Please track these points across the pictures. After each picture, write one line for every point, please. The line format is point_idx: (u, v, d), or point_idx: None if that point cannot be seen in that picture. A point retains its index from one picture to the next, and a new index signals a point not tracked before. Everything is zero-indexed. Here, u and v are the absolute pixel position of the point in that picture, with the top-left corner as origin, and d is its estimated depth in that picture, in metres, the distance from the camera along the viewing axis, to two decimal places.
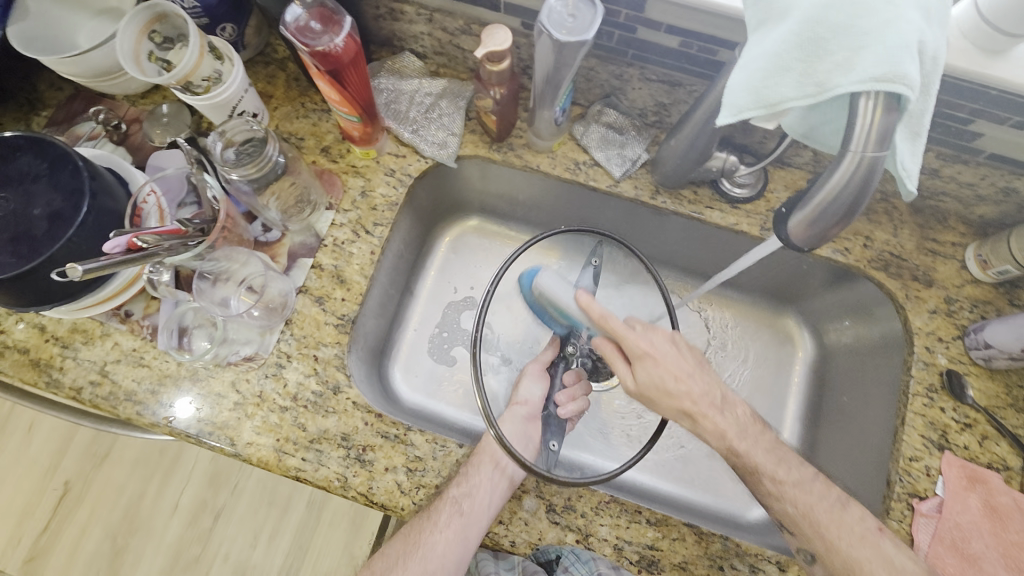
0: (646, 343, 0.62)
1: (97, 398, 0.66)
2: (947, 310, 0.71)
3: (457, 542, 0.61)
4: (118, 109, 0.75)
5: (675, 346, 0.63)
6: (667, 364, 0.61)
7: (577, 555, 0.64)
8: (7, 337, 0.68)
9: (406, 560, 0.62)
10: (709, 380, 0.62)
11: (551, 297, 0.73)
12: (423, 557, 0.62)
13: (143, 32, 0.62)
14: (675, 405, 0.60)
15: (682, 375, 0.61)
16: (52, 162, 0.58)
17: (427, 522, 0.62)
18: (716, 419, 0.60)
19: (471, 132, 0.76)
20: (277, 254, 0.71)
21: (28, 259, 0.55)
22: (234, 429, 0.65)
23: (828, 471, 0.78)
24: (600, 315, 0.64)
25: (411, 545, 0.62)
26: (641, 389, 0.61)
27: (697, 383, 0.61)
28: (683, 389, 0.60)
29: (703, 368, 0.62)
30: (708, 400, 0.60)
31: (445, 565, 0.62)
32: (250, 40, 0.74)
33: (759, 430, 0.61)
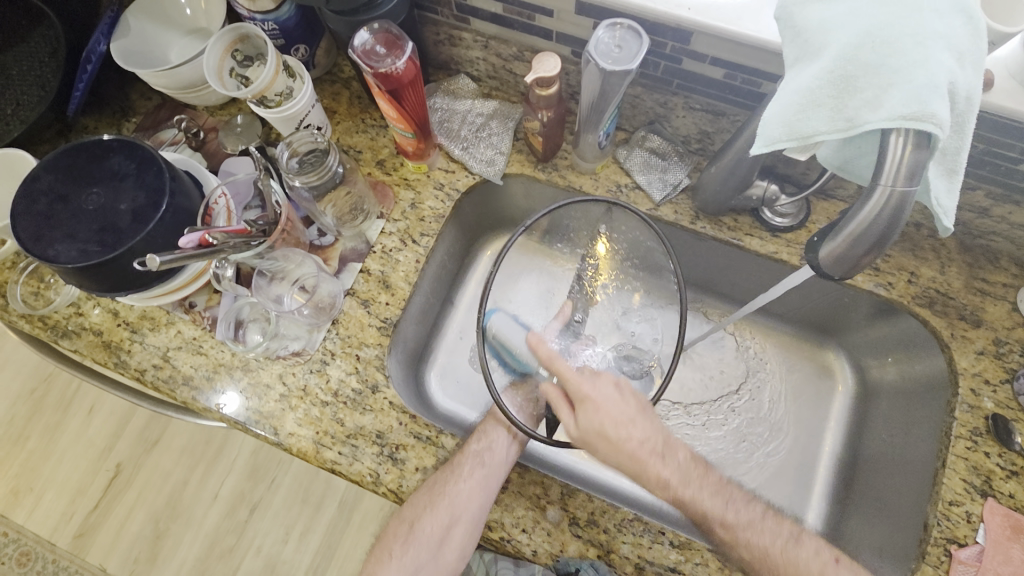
0: (588, 387, 0.61)
1: (158, 380, 0.71)
2: (995, 352, 0.69)
3: (482, 488, 0.64)
4: (198, 118, 0.82)
5: (618, 394, 0.61)
6: (606, 407, 0.60)
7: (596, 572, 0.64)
8: (85, 319, 0.74)
9: (434, 508, 0.63)
10: (653, 427, 0.61)
11: (504, 340, 0.67)
12: (449, 505, 0.63)
13: (227, 50, 0.69)
14: (614, 450, 0.59)
15: (623, 421, 0.60)
16: (139, 164, 0.65)
17: (451, 472, 0.64)
18: (657, 468, 0.60)
19: (518, 151, 0.80)
20: (329, 258, 0.75)
21: (112, 248, 0.61)
22: (278, 419, 0.69)
23: (863, 509, 0.76)
24: (547, 357, 0.62)
25: (437, 493, 0.64)
26: (582, 434, 0.60)
27: (639, 429, 0.60)
28: (624, 435, 0.59)
29: (646, 414, 0.61)
30: (652, 448, 0.60)
31: (471, 512, 0.63)
32: (320, 59, 0.80)
33: (703, 474, 0.61)
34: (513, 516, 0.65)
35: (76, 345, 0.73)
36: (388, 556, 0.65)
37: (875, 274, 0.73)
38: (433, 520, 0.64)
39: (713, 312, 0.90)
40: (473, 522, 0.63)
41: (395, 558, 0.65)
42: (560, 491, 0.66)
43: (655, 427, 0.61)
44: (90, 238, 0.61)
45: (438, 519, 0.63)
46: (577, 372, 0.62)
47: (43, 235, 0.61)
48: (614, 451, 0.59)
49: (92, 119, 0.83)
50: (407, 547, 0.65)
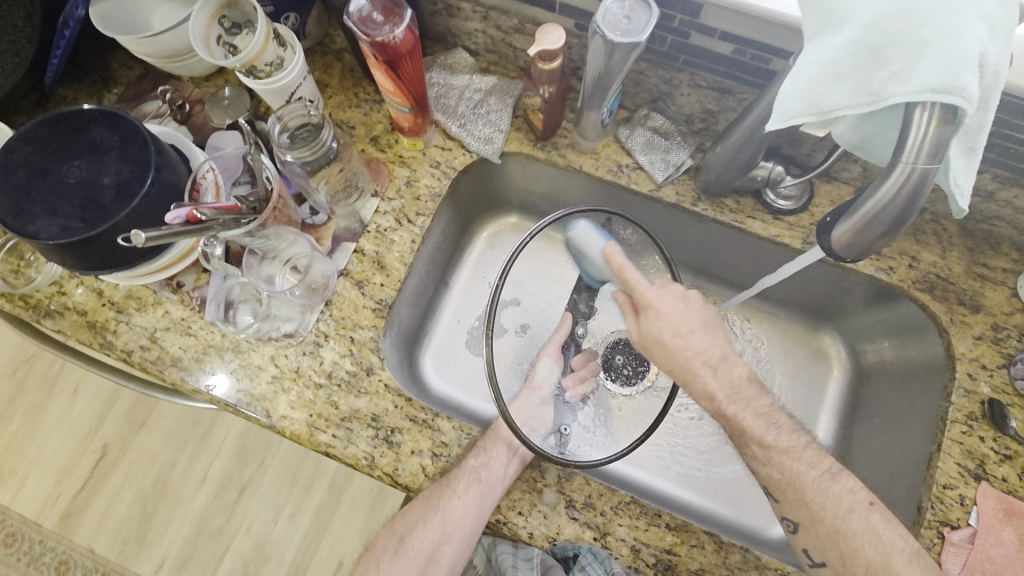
0: (656, 293, 0.60)
1: (146, 361, 0.69)
2: (993, 337, 0.69)
3: (478, 504, 0.63)
4: (183, 89, 0.79)
5: (696, 301, 0.61)
6: (678, 311, 0.59)
7: (594, 555, 0.63)
8: (68, 299, 0.72)
9: (426, 523, 0.64)
10: (709, 341, 0.60)
11: (582, 248, 0.64)
12: (443, 519, 0.64)
13: (213, 16, 0.65)
14: (667, 354, 0.60)
15: (682, 331, 0.59)
16: (123, 136, 0.62)
17: (446, 486, 0.64)
18: (705, 379, 0.59)
19: (517, 129, 0.77)
20: (322, 237, 0.73)
21: (95, 224, 0.58)
22: (270, 402, 0.68)
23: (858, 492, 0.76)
24: (621, 265, 0.60)
25: (431, 507, 0.64)
26: (642, 339, 0.61)
27: (696, 340, 0.59)
28: (680, 344, 0.58)
29: (710, 327, 0.60)
30: (702, 358, 0.59)
31: (464, 528, 0.63)
32: (311, 30, 0.77)
33: (753, 394, 0.61)
34: (510, 499, 0.65)
35: (59, 325, 0.71)
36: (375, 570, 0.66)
37: (876, 258, 0.72)
38: (424, 535, 0.64)
39: (711, 296, 0.89)
40: (465, 539, 0.64)
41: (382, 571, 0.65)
42: (558, 474, 0.65)
43: (716, 340, 0.60)
44: (72, 213, 0.59)
45: (430, 533, 0.64)
46: (644, 279, 0.60)
47: (22, 209, 0.59)
48: (661, 353, 0.60)
49: (71, 89, 0.79)
50: (395, 561, 0.65)
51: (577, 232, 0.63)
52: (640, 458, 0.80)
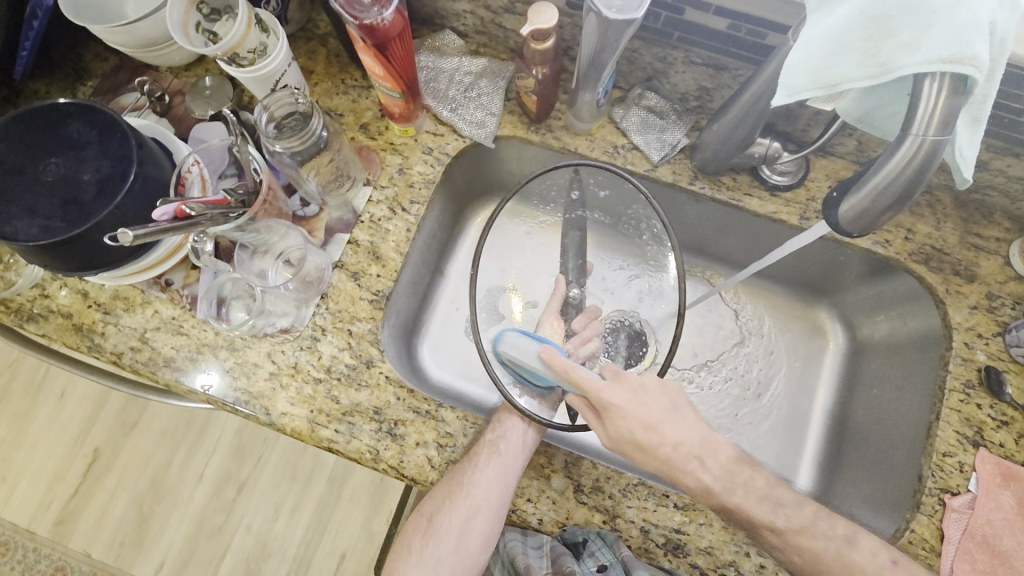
0: (623, 396, 0.59)
1: (137, 363, 0.68)
2: (988, 306, 0.70)
3: (502, 477, 0.62)
4: (162, 80, 0.76)
5: (656, 385, 0.62)
6: (647, 403, 0.60)
7: (602, 539, 0.65)
8: (52, 301, 0.69)
9: (451, 501, 0.63)
10: (683, 429, 0.61)
11: (518, 360, 0.61)
12: (468, 496, 0.62)
13: (192, 2, 0.63)
14: (645, 451, 0.60)
15: (651, 424, 0.59)
16: (101, 130, 0.59)
17: (469, 462, 0.63)
18: (696, 474, 0.60)
19: (509, 112, 0.76)
20: (314, 229, 0.72)
21: (77, 223, 0.55)
22: (269, 399, 0.66)
23: (858, 464, 0.77)
24: (564, 370, 0.58)
25: (455, 484, 0.63)
26: (615, 443, 0.60)
27: (671, 431, 0.60)
28: (655, 440, 0.59)
29: (678, 413, 0.61)
30: (688, 452, 0.61)
31: (490, 504, 0.62)
32: (292, 14, 0.75)
33: None
34: (518, 486, 0.65)
35: (44, 329, 0.69)
36: (410, 551, 0.65)
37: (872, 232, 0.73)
38: (451, 514, 0.63)
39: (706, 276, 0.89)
40: (492, 514, 0.62)
41: (415, 552, 0.65)
42: (565, 458, 0.65)
43: (695, 424, 0.62)
44: (52, 212, 0.56)
45: (458, 511, 0.63)
46: (591, 375, 0.58)
47: None
48: (642, 451, 0.60)
49: (42, 82, 0.76)
50: (426, 542, 0.65)
51: None
52: None
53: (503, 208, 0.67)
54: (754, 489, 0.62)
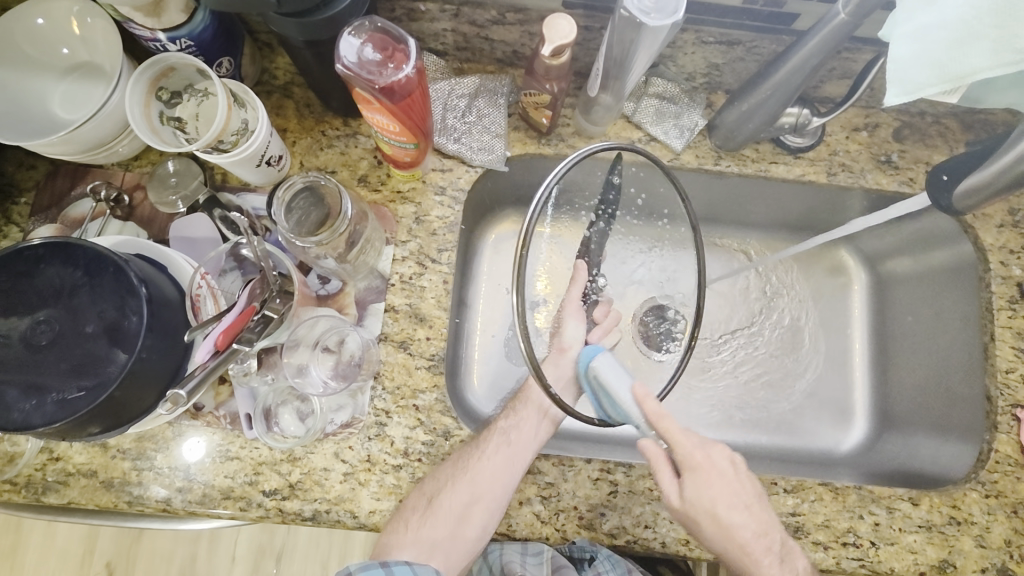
0: (702, 455, 0.56)
1: (191, 504, 0.60)
2: (1013, 221, 0.72)
3: (512, 462, 0.61)
4: (113, 177, 0.65)
5: (744, 471, 0.57)
6: (722, 489, 0.55)
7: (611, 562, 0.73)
8: (68, 463, 0.60)
9: (456, 482, 0.60)
10: (761, 519, 0.57)
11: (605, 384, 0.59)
12: (473, 481, 0.60)
13: (149, 92, 0.54)
14: (722, 531, 0.55)
15: (738, 504, 0.56)
16: (87, 267, 0.50)
17: (476, 446, 0.62)
18: (769, 570, 0.55)
19: (515, 129, 0.70)
20: (344, 305, 0.65)
21: (99, 386, 0.48)
22: (353, 501, 0.61)
23: (916, 398, 0.80)
24: (656, 415, 0.54)
25: (460, 467, 0.60)
26: (686, 508, 0.56)
27: (752, 519, 0.56)
28: (738, 520, 0.55)
29: (760, 505, 0.57)
30: (758, 540, 0.56)
31: (495, 492, 0.60)
32: (247, 70, 0.65)
33: None
34: (633, 516, 0.63)
35: (69, 497, 0.60)
36: (404, 529, 0.59)
37: (897, 173, 0.72)
38: (455, 496, 0.60)
39: (730, 244, 0.88)
40: (496, 503, 0.60)
41: (411, 531, 0.59)
42: None
43: (768, 517, 0.57)
44: (64, 380, 0.48)
45: (462, 493, 0.60)
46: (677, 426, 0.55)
47: None
48: (709, 534, 0.56)
49: None
50: (424, 522, 0.59)
51: (596, 364, 0.60)
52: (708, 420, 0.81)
53: (537, 214, 0.49)
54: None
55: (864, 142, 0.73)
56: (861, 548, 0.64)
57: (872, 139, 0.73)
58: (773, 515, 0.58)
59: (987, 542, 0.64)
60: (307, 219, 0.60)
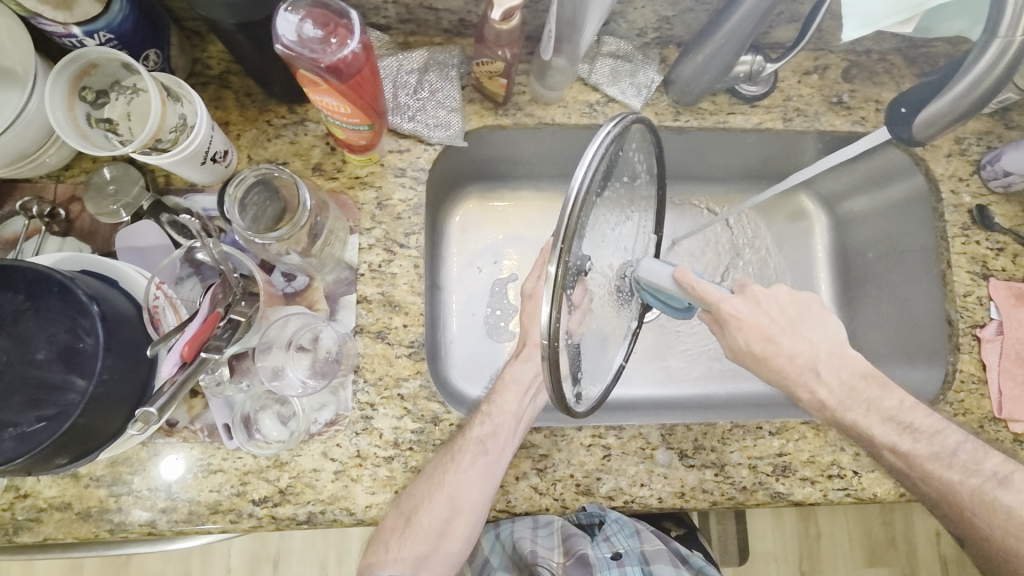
0: (742, 308, 0.61)
1: (177, 523, 0.58)
2: (959, 150, 0.75)
3: (489, 475, 0.59)
4: (44, 191, 0.60)
5: (788, 295, 0.64)
6: (772, 312, 0.63)
7: (621, 526, 0.71)
8: (37, 498, 0.57)
9: (433, 499, 0.58)
10: (803, 338, 0.64)
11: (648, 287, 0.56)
12: (450, 495, 0.58)
13: (72, 92, 0.49)
14: (761, 362, 0.63)
15: (769, 333, 0.62)
16: (29, 290, 0.46)
17: (452, 458, 0.59)
18: (811, 389, 0.62)
19: (470, 101, 0.68)
20: (313, 301, 0.62)
21: (60, 414, 0.45)
22: (348, 498, 0.60)
23: (881, 331, 0.83)
24: (695, 287, 0.55)
25: (436, 482, 0.58)
26: (737, 353, 0.63)
27: (787, 342, 0.63)
28: (772, 348, 0.62)
29: (796, 325, 0.64)
30: (802, 362, 0.63)
31: (475, 502, 0.59)
32: (177, 62, 0.60)
33: (874, 396, 0.62)
34: (628, 476, 0.63)
35: (44, 533, 0.56)
36: (384, 550, 0.59)
37: (849, 113, 0.74)
38: (434, 513, 0.58)
39: (696, 199, 0.89)
40: (476, 511, 0.60)
41: (393, 551, 0.59)
42: (660, 433, 0.65)
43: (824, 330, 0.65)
44: (21, 413, 0.45)
45: (438, 510, 0.59)
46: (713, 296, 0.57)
47: None
48: (754, 360, 0.63)
49: None
50: (404, 540, 0.58)
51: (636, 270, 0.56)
52: (692, 374, 0.83)
53: (583, 191, 0.39)
54: (880, 409, 0.62)
55: (816, 85, 0.74)
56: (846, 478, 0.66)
57: (823, 81, 0.74)
58: (834, 326, 0.65)
59: None
60: (263, 215, 0.58)
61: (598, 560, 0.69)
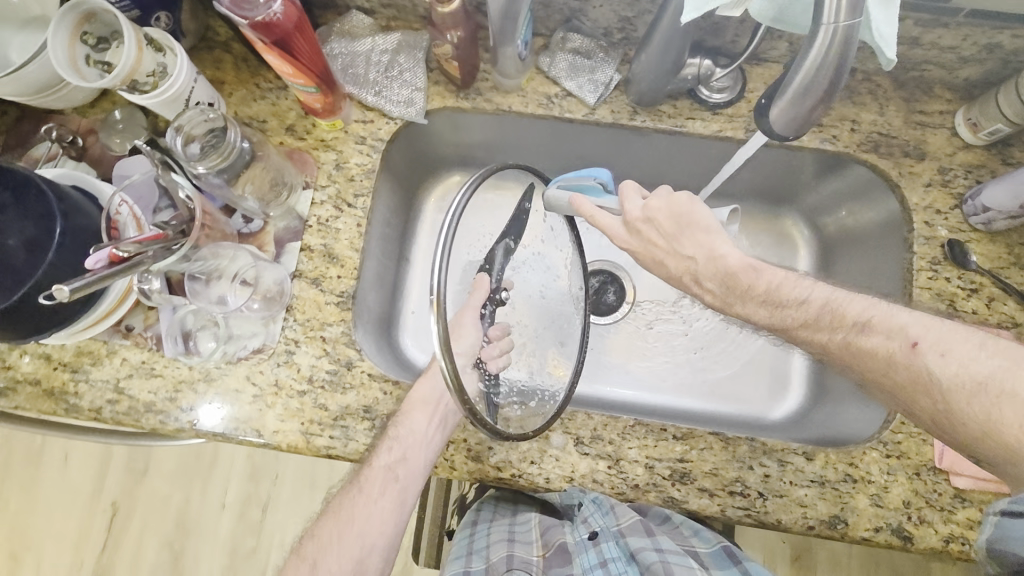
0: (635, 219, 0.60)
1: (118, 414, 0.66)
2: (942, 180, 0.70)
3: (392, 504, 0.64)
4: (69, 122, 0.72)
5: (667, 200, 0.59)
6: (651, 236, 0.60)
7: (596, 506, 0.71)
8: (17, 372, 0.68)
9: (341, 538, 0.63)
10: (688, 243, 0.60)
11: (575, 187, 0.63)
12: (359, 532, 0.63)
13: (75, 35, 0.60)
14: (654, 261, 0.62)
15: (653, 250, 0.61)
16: (13, 189, 0.56)
17: (362, 491, 0.64)
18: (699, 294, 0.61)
19: (435, 83, 0.73)
20: (263, 243, 0.70)
21: (15, 289, 0.54)
22: (260, 421, 0.66)
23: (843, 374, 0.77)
24: (590, 214, 0.60)
25: (345, 520, 0.64)
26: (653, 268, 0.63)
27: (682, 241, 0.60)
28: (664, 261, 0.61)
29: (676, 236, 0.59)
30: (686, 276, 0.61)
31: (383, 537, 0.63)
32: (187, 25, 0.71)
33: (755, 309, 0.58)
34: (520, 452, 0.65)
35: (16, 402, 0.67)
36: None
37: (820, 130, 0.72)
38: (339, 558, 0.62)
39: None
40: (385, 546, 0.63)
41: None
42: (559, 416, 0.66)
43: (705, 240, 0.59)
44: None
45: (347, 551, 0.62)
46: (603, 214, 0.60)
47: None
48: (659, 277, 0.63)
49: None
50: None
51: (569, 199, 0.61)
52: (628, 377, 0.84)
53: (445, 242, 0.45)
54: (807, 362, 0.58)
55: None
56: (748, 497, 0.64)
57: None
58: (716, 233, 0.59)
59: (884, 502, 0.64)
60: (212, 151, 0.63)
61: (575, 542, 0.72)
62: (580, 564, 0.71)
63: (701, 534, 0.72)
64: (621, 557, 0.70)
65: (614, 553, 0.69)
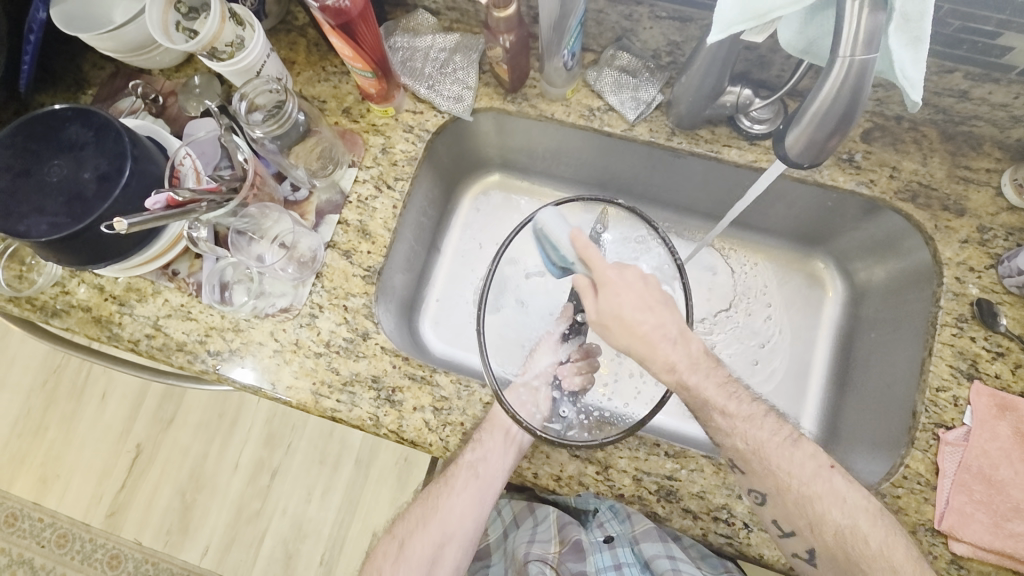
0: (613, 273, 0.61)
1: (153, 348, 0.72)
2: (980, 239, 0.68)
3: (473, 494, 0.72)
4: (154, 83, 0.80)
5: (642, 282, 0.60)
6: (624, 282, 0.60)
7: (614, 513, 0.77)
8: (72, 298, 0.75)
9: (424, 526, 0.72)
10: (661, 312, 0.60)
11: (550, 237, 0.65)
12: (442, 519, 0.72)
13: (170, 3, 0.68)
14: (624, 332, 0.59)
15: (643, 306, 0.59)
16: (97, 131, 0.64)
17: (447, 485, 0.73)
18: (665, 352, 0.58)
19: (485, 85, 0.78)
20: (305, 212, 0.75)
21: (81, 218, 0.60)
22: (275, 374, 0.70)
23: (854, 426, 0.75)
24: (583, 245, 0.61)
25: (431, 508, 0.73)
26: (602, 318, 0.60)
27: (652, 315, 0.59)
28: (639, 317, 0.58)
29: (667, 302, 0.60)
30: (660, 332, 0.59)
31: (464, 529, 0.72)
32: (271, 8, 0.78)
33: (710, 364, 0.60)
34: None
35: (67, 324, 0.74)
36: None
37: (857, 172, 0.72)
38: (424, 541, 0.72)
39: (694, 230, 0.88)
40: (464, 540, 0.72)
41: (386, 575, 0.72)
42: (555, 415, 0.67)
43: None
44: (59, 210, 0.61)
45: (431, 536, 0.72)
46: (605, 260, 0.61)
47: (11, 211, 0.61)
48: (616, 328, 0.60)
49: (48, 95, 0.80)
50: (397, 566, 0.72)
51: (539, 219, 0.65)
52: None
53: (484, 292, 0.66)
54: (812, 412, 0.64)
55: None
56: (733, 526, 0.64)
57: None
58: None
59: None
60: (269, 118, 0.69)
61: (589, 543, 0.75)
62: (592, 564, 0.74)
63: (710, 560, 0.77)
64: (636, 564, 0.74)
65: (629, 558, 0.74)
